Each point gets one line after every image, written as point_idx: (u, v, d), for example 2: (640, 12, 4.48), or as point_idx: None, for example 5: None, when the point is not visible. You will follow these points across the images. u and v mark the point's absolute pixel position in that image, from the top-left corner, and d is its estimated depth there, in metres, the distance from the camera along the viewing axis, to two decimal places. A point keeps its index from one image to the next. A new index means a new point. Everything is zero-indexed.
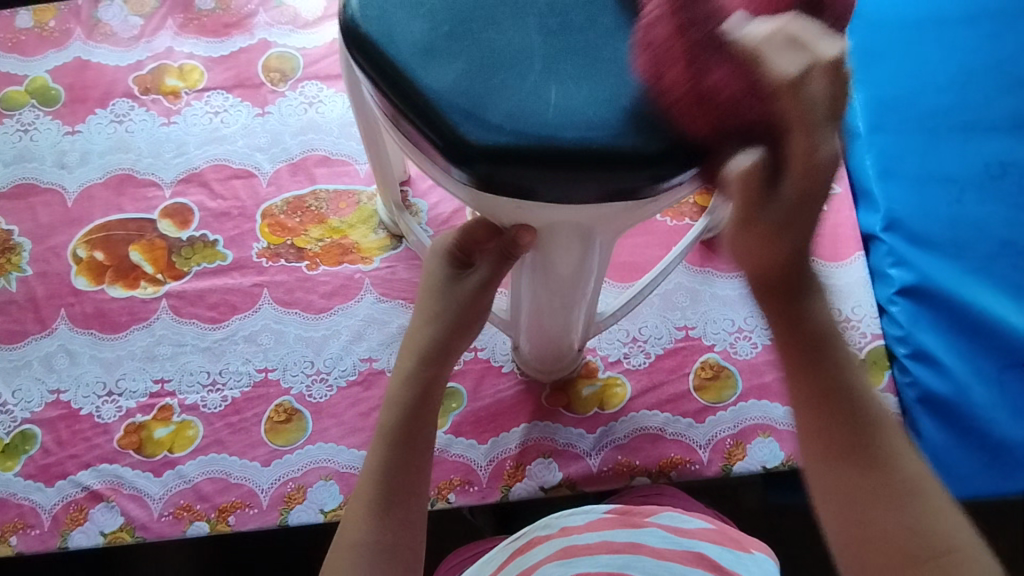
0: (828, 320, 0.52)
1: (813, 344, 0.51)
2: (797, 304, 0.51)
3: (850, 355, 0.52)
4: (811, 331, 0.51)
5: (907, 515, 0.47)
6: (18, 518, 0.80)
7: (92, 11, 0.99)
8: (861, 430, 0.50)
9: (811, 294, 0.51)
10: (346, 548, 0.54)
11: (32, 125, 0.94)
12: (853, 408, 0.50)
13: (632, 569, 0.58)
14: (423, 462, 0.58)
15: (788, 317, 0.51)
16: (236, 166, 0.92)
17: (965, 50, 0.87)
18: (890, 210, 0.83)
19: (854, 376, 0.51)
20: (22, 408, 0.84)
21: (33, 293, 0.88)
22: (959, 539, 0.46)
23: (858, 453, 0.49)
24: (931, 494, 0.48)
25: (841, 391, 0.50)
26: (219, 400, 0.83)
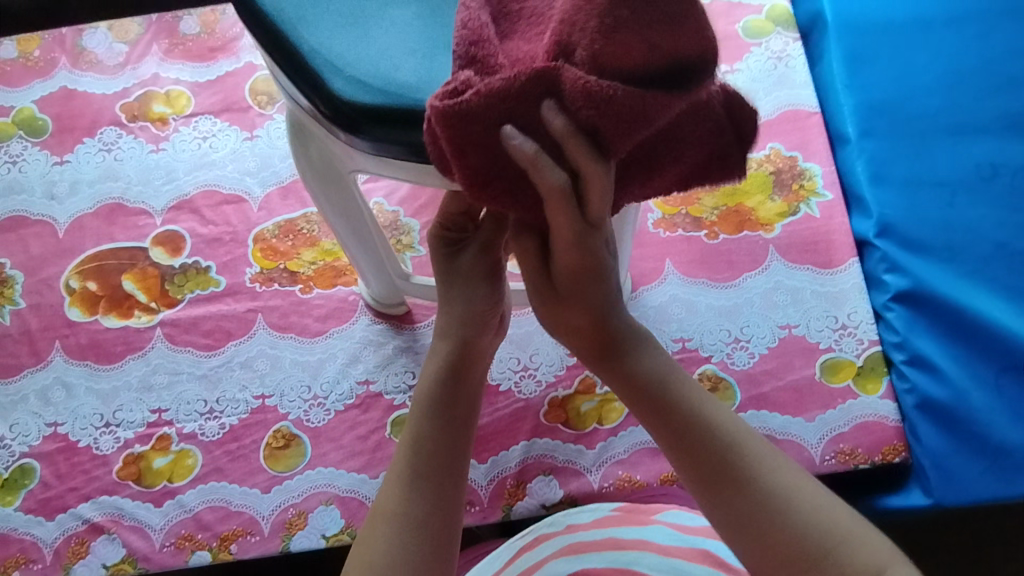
0: (659, 364, 0.49)
1: (660, 389, 0.48)
2: (617, 362, 0.50)
3: (695, 398, 0.47)
4: (634, 383, 0.49)
5: (790, 520, 0.42)
6: (20, 553, 0.79)
7: (76, 39, 0.99)
8: (724, 469, 0.44)
9: (637, 346, 0.50)
10: (379, 514, 0.48)
11: (20, 157, 0.94)
12: (713, 452, 0.45)
13: (638, 565, 0.59)
14: (461, 436, 0.52)
15: (619, 377, 0.50)
16: (226, 192, 0.92)
17: (952, 51, 0.87)
18: (882, 215, 0.82)
19: (700, 414, 0.46)
20: (20, 442, 0.83)
21: (28, 325, 0.88)
22: (847, 531, 0.42)
23: (726, 502, 0.44)
24: (810, 500, 0.43)
25: (693, 439, 0.46)
26: (217, 427, 0.83)
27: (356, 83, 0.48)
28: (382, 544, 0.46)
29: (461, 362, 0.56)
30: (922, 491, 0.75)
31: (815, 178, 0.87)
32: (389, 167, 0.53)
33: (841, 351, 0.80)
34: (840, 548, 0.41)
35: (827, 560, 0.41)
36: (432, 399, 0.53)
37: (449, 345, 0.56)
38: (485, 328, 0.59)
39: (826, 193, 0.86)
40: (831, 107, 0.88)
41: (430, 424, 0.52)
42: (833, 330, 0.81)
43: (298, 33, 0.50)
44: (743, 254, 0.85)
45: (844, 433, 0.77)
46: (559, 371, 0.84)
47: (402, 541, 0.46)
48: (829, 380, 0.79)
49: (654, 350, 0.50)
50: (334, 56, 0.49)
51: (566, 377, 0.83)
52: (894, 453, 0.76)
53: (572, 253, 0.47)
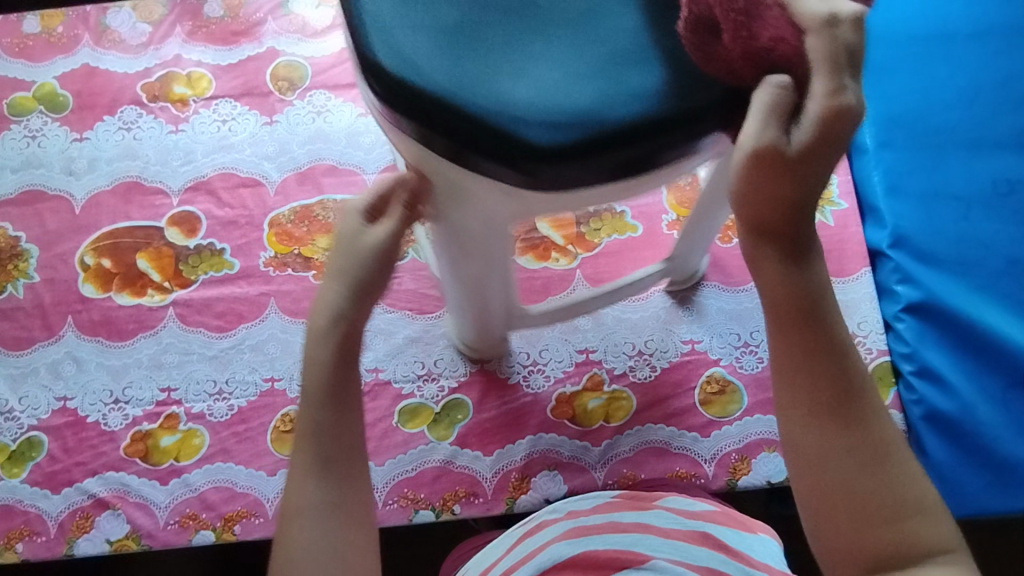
0: (822, 283, 0.49)
1: (812, 305, 0.49)
2: (795, 262, 0.48)
3: (841, 330, 0.49)
4: (803, 288, 0.48)
5: (891, 477, 0.47)
6: (24, 525, 0.80)
7: (100, 17, 0.99)
8: (840, 393, 0.48)
9: (812, 255, 0.49)
10: (294, 514, 0.53)
11: (40, 131, 0.94)
12: (842, 375, 0.48)
13: (641, 546, 0.56)
14: (353, 420, 0.56)
15: (783, 279, 0.48)
16: (244, 175, 0.92)
17: (973, 67, 0.87)
18: (897, 226, 0.83)
19: (842, 339, 0.49)
20: (28, 414, 0.84)
21: (41, 300, 0.88)
22: (928, 505, 0.47)
23: (856, 422, 0.48)
24: (906, 464, 0.48)
25: (828, 353, 0.48)
26: (225, 408, 0.84)
27: (457, 101, 0.46)
28: (308, 538, 0.52)
29: (349, 349, 0.57)
30: None
31: (830, 187, 0.87)
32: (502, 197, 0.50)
33: None
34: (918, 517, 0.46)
35: (904, 519, 0.46)
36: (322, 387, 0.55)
37: (336, 331, 0.56)
38: (369, 306, 0.58)
39: (841, 202, 0.86)
40: None
41: (326, 415, 0.55)
42: None
43: (391, 44, 0.47)
44: None
45: None
46: (567, 367, 0.84)
47: (326, 529, 0.52)
48: None
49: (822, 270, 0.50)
50: (439, 68, 0.46)
51: (575, 374, 0.84)
52: None
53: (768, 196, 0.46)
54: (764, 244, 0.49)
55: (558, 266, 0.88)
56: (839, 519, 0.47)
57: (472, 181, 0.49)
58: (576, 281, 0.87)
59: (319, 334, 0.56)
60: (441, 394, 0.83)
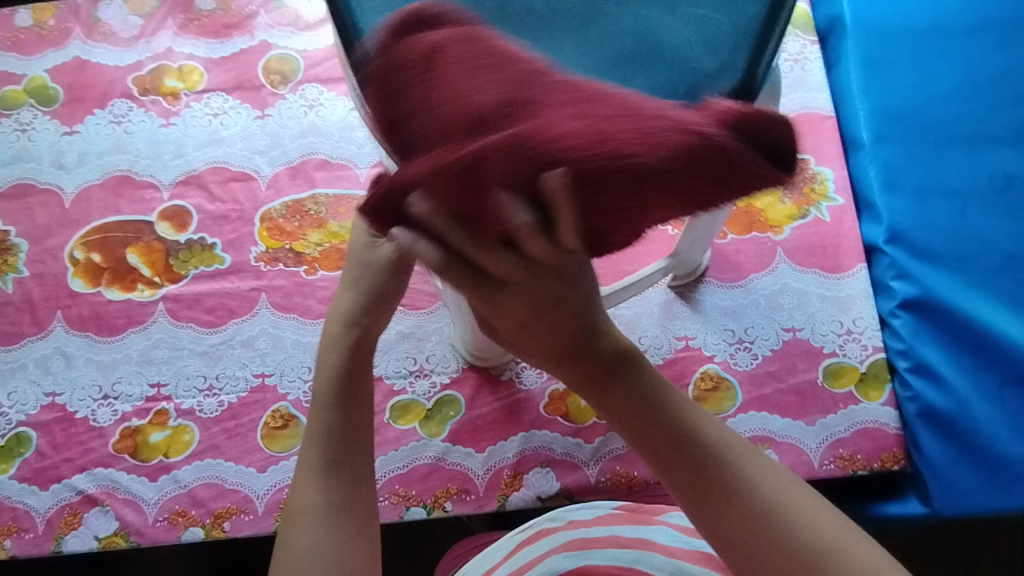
0: (652, 379, 0.44)
1: (640, 414, 0.43)
2: (610, 383, 0.43)
3: (684, 412, 0.44)
4: (623, 405, 0.43)
5: (784, 537, 0.42)
6: (12, 521, 0.79)
7: (91, 10, 0.98)
8: (703, 485, 0.43)
9: (620, 367, 0.43)
10: (297, 514, 0.50)
11: (30, 125, 0.94)
12: (696, 465, 0.43)
13: (641, 564, 0.57)
14: (363, 422, 0.53)
15: (608, 405, 0.44)
16: (235, 169, 0.92)
17: (970, 62, 0.86)
18: (893, 222, 0.82)
19: (686, 422, 0.44)
20: (17, 410, 0.83)
21: (30, 294, 0.87)
22: (829, 540, 0.42)
23: (713, 514, 0.43)
24: (795, 506, 0.43)
25: (678, 448, 0.43)
26: (216, 404, 0.83)
27: None
28: (310, 540, 0.49)
29: (362, 354, 0.55)
30: (919, 499, 0.75)
31: (826, 182, 0.86)
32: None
33: (845, 355, 0.80)
34: (826, 558, 0.42)
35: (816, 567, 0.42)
36: (331, 385, 0.54)
37: (350, 335, 0.55)
38: (383, 317, 0.57)
39: (836, 198, 0.86)
40: (846, 111, 0.88)
41: (335, 416, 0.52)
42: (838, 334, 0.81)
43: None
44: (752, 255, 0.85)
45: (844, 438, 0.77)
46: None
47: (330, 530, 0.49)
48: (832, 385, 0.79)
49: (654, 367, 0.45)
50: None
51: None
52: (894, 460, 0.76)
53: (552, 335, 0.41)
54: (575, 377, 0.43)
55: None
56: None
57: None
58: None
59: (335, 338, 0.55)
60: (433, 390, 0.83)
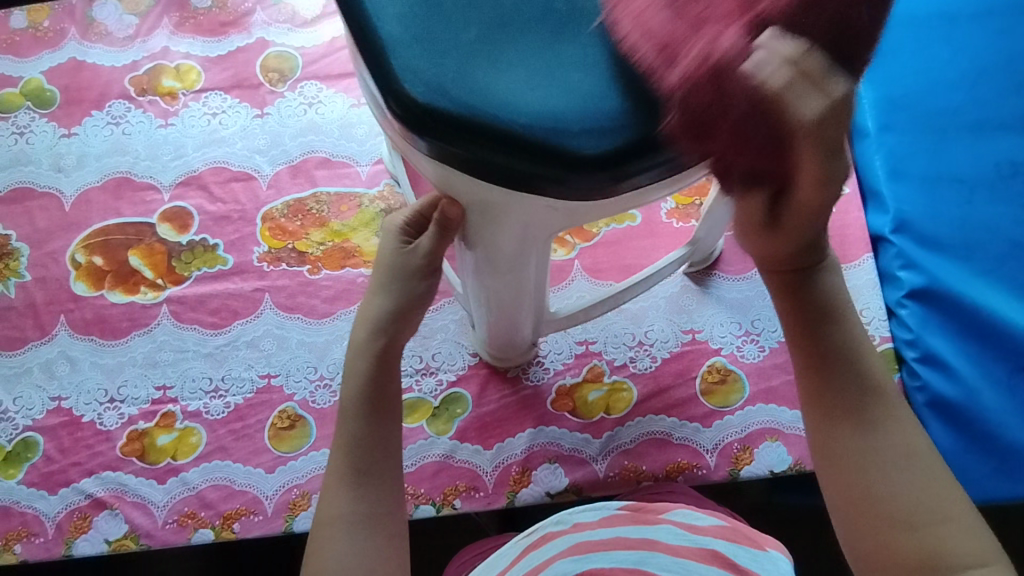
0: (837, 289, 0.55)
1: (819, 318, 0.55)
2: (808, 279, 0.55)
3: (867, 345, 0.55)
4: (811, 303, 0.55)
5: (903, 481, 0.49)
6: (22, 526, 0.79)
7: (86, 10, 0.97)
8: (851, 395, 0.53)
9: (826, 269, 0.55)
10: (326, 522, 0.52)
11: (27, 128, 0.93)
12: (858, 377, 0.53)
13: (647, 564, 0.56)
14: (390, 431, 0.55)
15: (794, 301, 0.55)
16: (236, 169, 0.91)
17: (975, 48, 0.85)
18: (899, 211, 0.81)
19: (863, 350, 0.54)
20: (23, 415, 0.83)
21: (33, 299, 0.87)
22: (951, 512, 0.48)
23: (850, 430, 0.52)
24: (924, 471, 0.50)
25: (839, 358, 0.54)
26: (222, 406, 0.83)
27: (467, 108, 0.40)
28: (338, 549, 0.50)
29: (387, 362, 0.57)
30: None
31: None
32: (549, 212, 0.46)
33: None
34: (941, 524, 0.47)
35: (930, 525, 0.47)
36: (359, 394, 0.56)
37: (377, 343, 0.57)
38: (409, 325, 0.59)
39: (842, 186, 0.85)
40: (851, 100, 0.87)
41: (362, 425, 0.55)
42: None
43: (410, 55, 0.41)
44: None
45: None
46: (567, 359, 0.83)
47: (358, 540, 0.50)
48: None
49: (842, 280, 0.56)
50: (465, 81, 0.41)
51: (575, 365, 0.83)
52: None
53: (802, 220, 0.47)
54: (774, 275, 0.55)
55: (556, 257, 0.87)
56: (858, 525, 0.50)
57: (512, 204, 0.45)
58: (574, 271, 0.86)
59: (361, 345, 0.57)
60: (439, 387, 0.83)
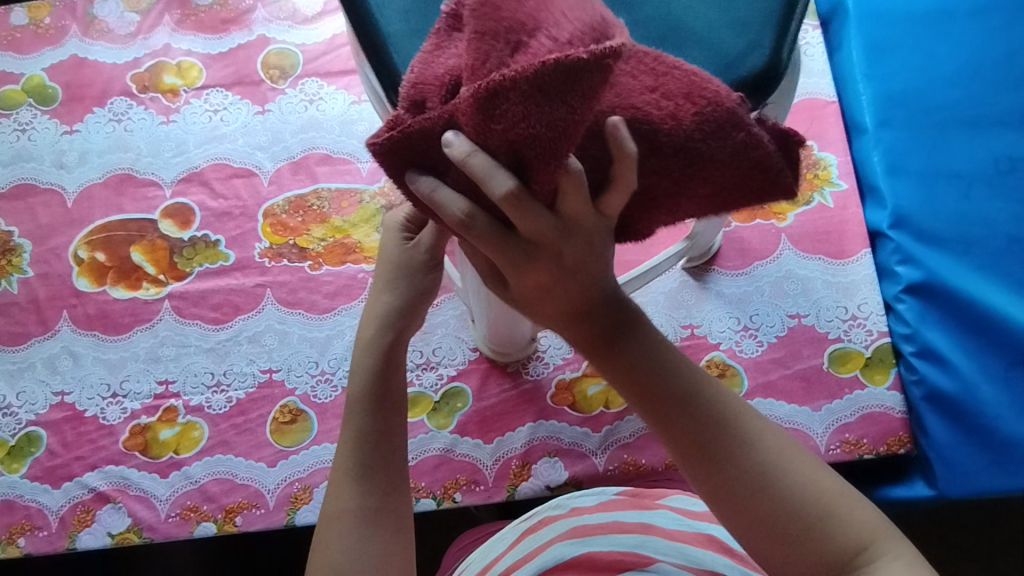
0: (650, 339, 0.46)
1: (638, 366, 0.45)
2: (616, 341, 0.45)
3: (690, 371, 0.45)
4: (633, 359, 0.45)
5: (791, 500, 0.43)
6: (25, 519, 0.80)
7: (87, 7, 0.98)
8: (712, 435, 0.44)
9: (631, 322, 0.45)
10: (333, 517, 0.51)
11: (29, 125, 0.93)
12: (709, 416, 0.44)
13: (646, 548, 0.57)
14: (397, 425, 0.54)
15: (614, 362, 0.45)
16: (237, 165, 0.91)
17: (973, 43, 0.86)
18: (897, 206, 0.82)
19: (694, 383, 0.45)
20: (26, 410, 0.84)
21: (36, 294, 0.87)
22: (833, 502, 0.43)
23: (729, 476, 0.43)
24: (801, 468, 0.44)
25: (679, 400, 0.44)
26: (224, 401, 0.83)
27: None
28: (342, 544, 0.50)
29: (393, 358, 0.56)
30: (925, 482, 0.75)
31: (829, 168, 0.86)
32: None
33: (850, 341, 0.80)
34: (827, 523, 0.43)
35: (823, 526, 0.43)
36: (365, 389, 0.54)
37: (385, 337, 0.56)
38: (416, 318, 0.58)
39: (840, 183, 0.86)
40: (850, 96, 0.87)
41: (367, 419, 0.53)
42: (843, 320, 0.81)
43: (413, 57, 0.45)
44: (755, 243, 0.85)
45: (849, 424, 0.77)
46: (567, 354, 0.84)
47: (366, 535, 0.50)
48: (837, 370, 0.79)
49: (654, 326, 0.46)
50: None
51: (574, 360, 0.83)
52: (899, 444, 0.76)
53: (541, 280, 0.43)
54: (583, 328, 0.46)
55: None
56: (778, 555, 0.43)
57: None
58: None
59: (365, 340, 0.56)
60: (440, 382, 0.83)
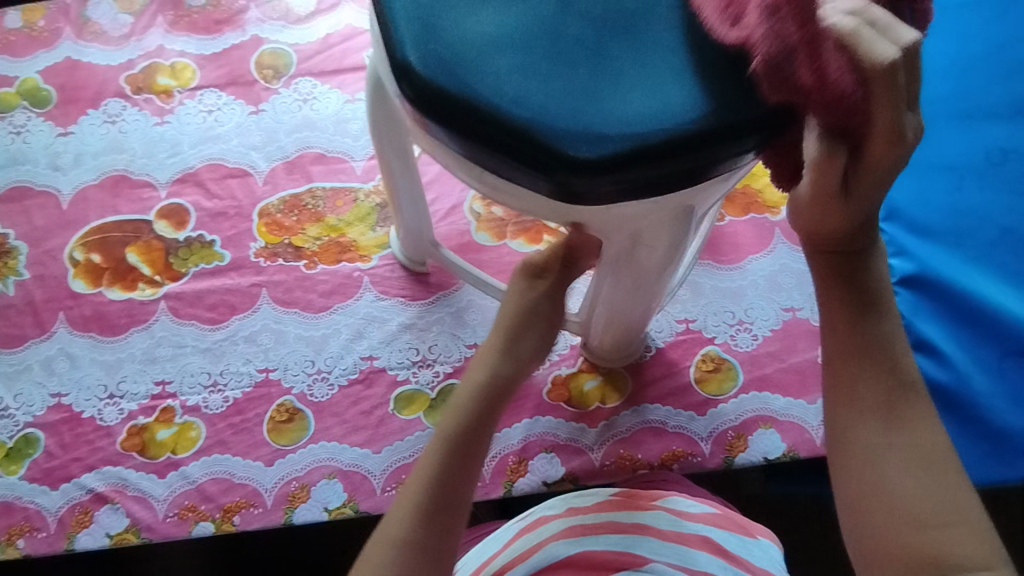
0: (879, 278, 0.53)
1: (861, 298, 0.52)
2: (853, 263, 0.53)
3: (898, 326, 0.52)
4: (857, 287, 0.52)
5: (933, 487, 0.46)
6: (24, 521, 0.80)
7: (81, 9, 0.98)
8: (894, 383, 0.50)
9: (871, 256, 0.53)
10: (384, 541, 0.54)
11: (24, 127, 0.93)
12: (898, 374, 0.50)
13: (639, 548, 0.57)
14: (471, 475, 0.58)
15: (838, 282, 0.53)
16: (232, 165, 0.91)
17: (965, 35, 0.86)
18: (890, 198, 0.82)
19: (895, 335, 0.52)
20: (24, 412, 0.84)
21: (31, 297, 0.87)
22: (969, 517, 0.46)
23: (881, 426, 0.49)
24: (946, 474, 0.47)
25: (881, 348, 0.51)
26: (220, 400, 0.83)
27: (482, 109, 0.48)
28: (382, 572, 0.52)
29: (496, 397, 0.63)
30: None
31: None
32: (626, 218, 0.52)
33: None
34: (948, 529, 0.45)
35: (940, 527, 0.45)
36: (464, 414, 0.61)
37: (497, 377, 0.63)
38: (522, 376, 0.65)
39: None
40: None
41: (450, 458, 0.58)
42: None
43: (429, 61, 0.49)
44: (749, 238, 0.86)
45: None
46: (562, 350, 0.84)
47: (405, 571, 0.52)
48: None
49: (882, 265, 0.54)
50: (581, 121, 0.47)
51: (570, 356, 0.84)
52: None
53: (870, 184, 0.47)
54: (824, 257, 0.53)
55: None
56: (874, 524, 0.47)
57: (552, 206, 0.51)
58: None
59: (481, 363, 0.65)
60: (436, 379, 0.83)
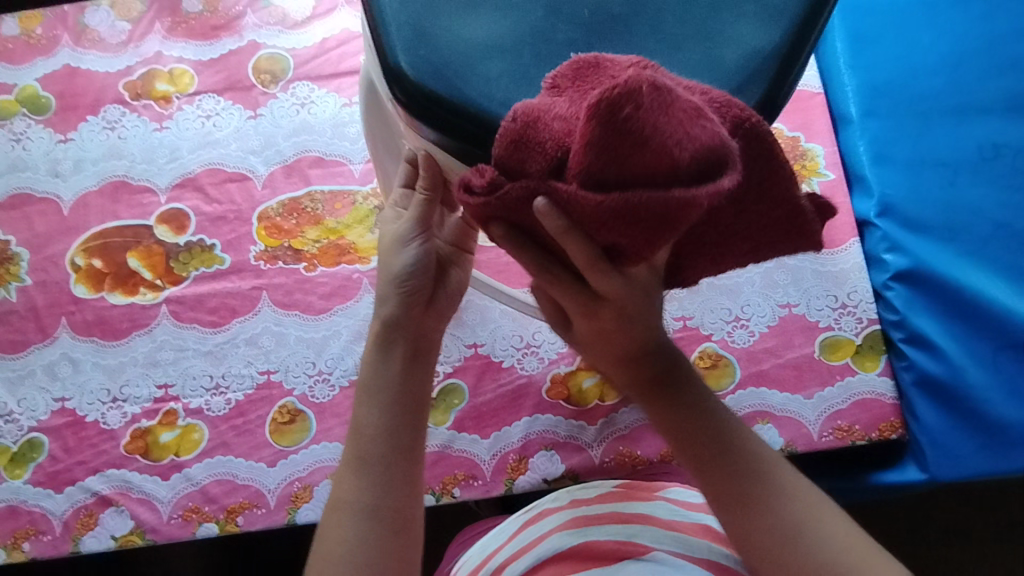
0: (694, 391, 0.54)
1: (692, 415, 0.53)
2: (664, 393, 0.54)
3: (729, 421, 0.53)
4: (679, 413, 0.53)
5: (810, 546, 0.49)
6: (30, 524, 0.80)
7: (78, 16, 0.99)
8: (744, 475, 0.51)
9: (682, 379, 0.54)
10: (335, 507, 0.51)
11: (23, 134, 0.94)
12: (741, 464, 0.51)
13: (640, 538, 0.58)
14: (418, 395, 0.54)
15: (663, 412, 0.54)
16: (230, 170, 0.92)
17: (956, 32, 0.87)
18: (883, 195, 0.83)
19: (731, 431, 0.53)
20: (27, 416, 0.84)
21: (34, 302, 0.88)
22: (853, 555, 0.49)
23: (755, 518, 0.50)
24: (825, 523, 0.50)
25: (725, 450, 0.52)
26: (223, 403, 0.84)
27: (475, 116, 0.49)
28: (343, 537, 0.49)
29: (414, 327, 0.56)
30: (918, 467, 0.76)
31: (817, 158, 0.87)
32: None
33: (840, 329, 0.81)
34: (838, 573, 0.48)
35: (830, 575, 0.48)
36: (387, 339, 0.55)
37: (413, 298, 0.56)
38: (444, 296, 0.59)
39: (828, 172, 0.86)
40: (835, 86, 0.88)
41: (380, 407, 0.53)
42: (833, 308, 0.82)
43: (423, 66, 0.50)
44: None
45: (842, 410, 0.78)
46: (561, 348, 0.85)
47: (361, 532, 0.49)
48: (827, 358, 0.80)
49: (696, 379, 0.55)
50: None
51: (569, 354, 0.84)
52: (891, 429, 0.77)
53: (620, 332, 0.52)
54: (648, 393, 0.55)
55: None
56: None
57: None
58: None
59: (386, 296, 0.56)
60: (438, 379, 0.84)
